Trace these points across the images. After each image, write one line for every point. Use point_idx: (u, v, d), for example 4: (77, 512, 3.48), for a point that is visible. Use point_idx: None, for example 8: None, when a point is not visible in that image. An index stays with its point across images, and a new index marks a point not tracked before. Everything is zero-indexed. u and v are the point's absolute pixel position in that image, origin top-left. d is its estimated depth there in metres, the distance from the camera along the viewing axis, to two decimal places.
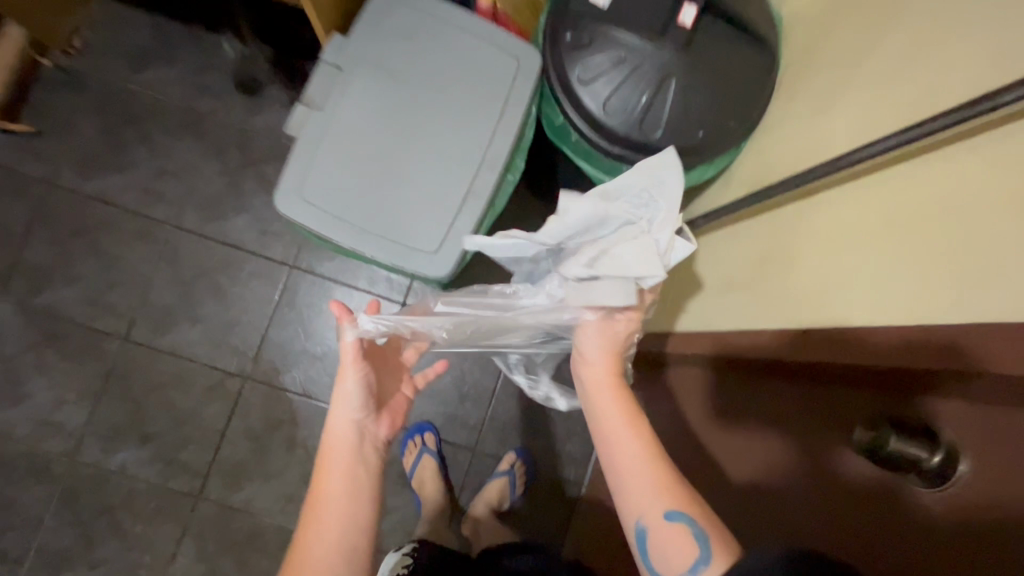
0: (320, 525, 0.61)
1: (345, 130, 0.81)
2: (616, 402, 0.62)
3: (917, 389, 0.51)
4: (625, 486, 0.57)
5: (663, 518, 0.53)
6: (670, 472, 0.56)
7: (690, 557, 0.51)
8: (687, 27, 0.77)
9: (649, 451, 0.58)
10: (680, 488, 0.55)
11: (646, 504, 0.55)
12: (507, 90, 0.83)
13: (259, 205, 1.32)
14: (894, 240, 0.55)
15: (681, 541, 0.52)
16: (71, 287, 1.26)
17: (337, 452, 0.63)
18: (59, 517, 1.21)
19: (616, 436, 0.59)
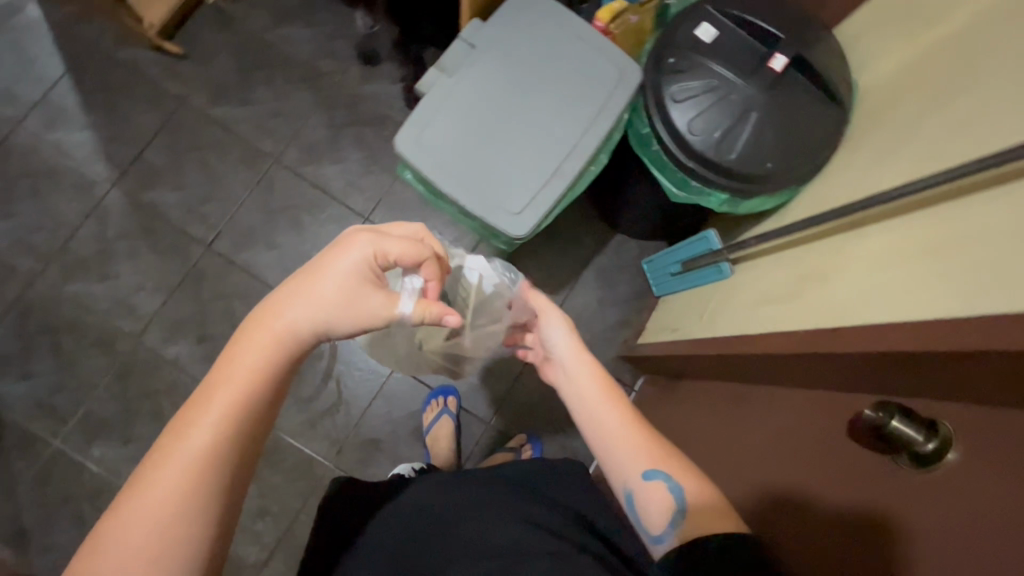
0: (196, 427, 0.51)
1: (467, 97, 0.94)
2: (595, 386, 0.70)
3: (917, 384, 0.59)
4: (614, 458, 0.64)
5: (642, 478, 0.62)
6: (652, 438, 0.65)
7: (669, 505, 0.59)
8: (776, 72, 0.90)
9: (625, 414, 0.66)
10: (660, 448, 0.63)
11: (625, 469, 0.63)
12: (609, 93, 0.96)
13: (351, 160, 1.48)
14: (931, 267, 0.64)
15: (660, 494, 0.60)
16: (175, 191, 1.42)
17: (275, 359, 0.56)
18: (110, 389, 1.33)
19: (594, 407, 0.68)
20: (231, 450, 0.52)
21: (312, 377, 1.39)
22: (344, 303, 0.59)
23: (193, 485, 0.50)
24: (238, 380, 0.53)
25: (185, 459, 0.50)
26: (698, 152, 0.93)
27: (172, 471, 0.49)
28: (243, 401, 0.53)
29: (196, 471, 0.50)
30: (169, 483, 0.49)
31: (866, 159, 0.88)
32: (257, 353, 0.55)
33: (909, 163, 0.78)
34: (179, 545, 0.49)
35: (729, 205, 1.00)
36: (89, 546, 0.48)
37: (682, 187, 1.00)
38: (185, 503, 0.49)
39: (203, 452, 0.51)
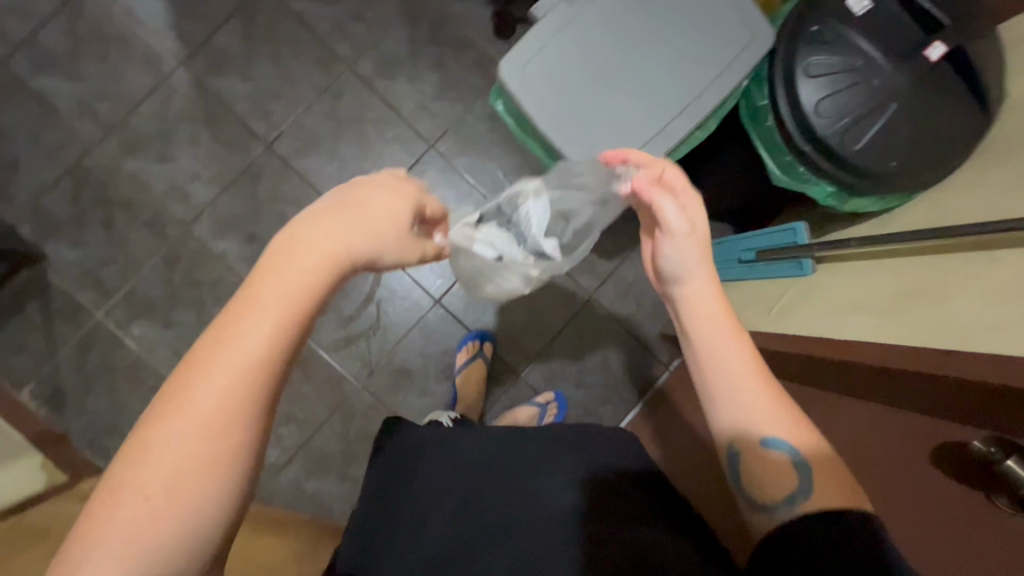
0: (212, 371, 0.43)
1: (583, 31, 0.86)
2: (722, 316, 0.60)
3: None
4: (736, 406, 0.57)
5: (762, 447, 0.56)
6: (779, 400, 0.57)
7: (792, 485, 0.54)
8: (930, 62, 0.81)
9: (752, 362, 0.58)
10: (789, 413, 0.56)
11: (742, 432, 0.57)
12: (735, 53, 0.87)
13: (426, 81, 1.40)
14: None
15: (781, 465, 0.55)
16: (244, 82, 1.36)
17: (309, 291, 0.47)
18: (156, 272, 1.33)
19: (718, 345, 0.59)
20: (251, 398, 0.44)
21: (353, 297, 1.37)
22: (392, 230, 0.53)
23: (233, 403, 0.43)
24: (270, 308, 0.45)
25: (202, 408, 0.42)
26: (817, 136, 0.85)
27: (204, 397, 0.42)
28: (290, 315, 0.45)
29: (230, 397, 0.43)
30: (202, 409, 0.42)
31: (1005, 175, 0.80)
32: (302, 263, 0.47)
33: None
34: (208, 477, 0.42)
35: (834, 200, 0.93)
36: (115, 462, 0.41)
37: (787, 172, 0.93)
38: (225, 420, 0.42)
39: (247, 366, 0.43)
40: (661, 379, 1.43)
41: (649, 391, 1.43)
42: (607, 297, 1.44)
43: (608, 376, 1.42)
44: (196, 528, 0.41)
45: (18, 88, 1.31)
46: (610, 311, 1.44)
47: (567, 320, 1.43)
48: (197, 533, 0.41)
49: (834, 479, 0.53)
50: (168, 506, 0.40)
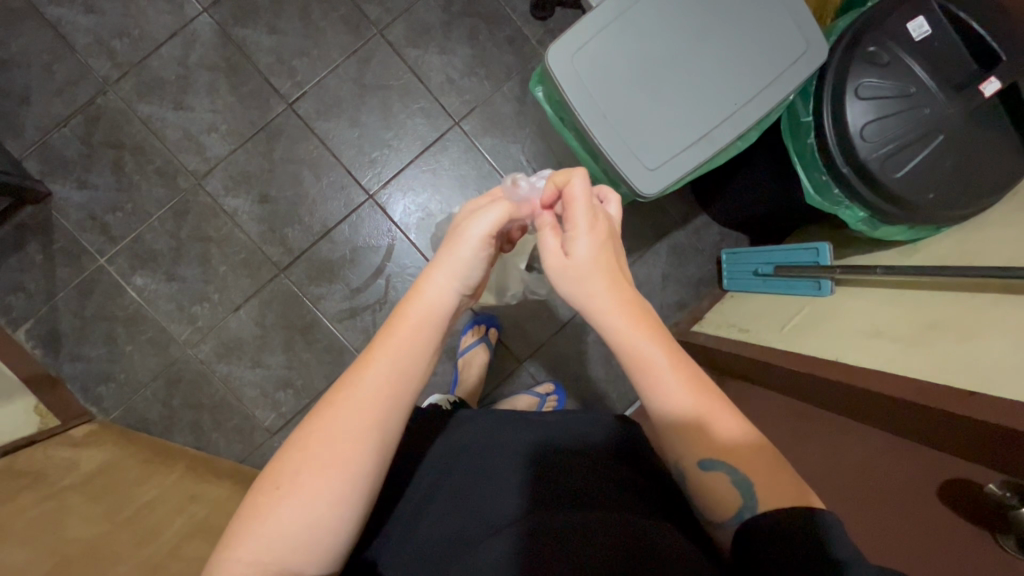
0: (339, 405, 0.53)
1: (635, 25, 0.84)
2: (645, 330, 0.59)
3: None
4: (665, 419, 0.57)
5: (699, 467, 0.56)
6: (709, 418, 0.56)
7: (736, 501, 0.54)
8: (983, 97, 0.79)
9: (686, 383, 0.57)
10: (727, 429, 0.56)
11: (680, 453, 0.57)
12: (786, 66, 0.85)
13: (459, 54, 1.36)
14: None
15: (721, 485, 0.55)
16: (270, 35, 1.31)
17: (419, 319, 0.57)
18: (163, 223, 1.30)
19: (651, 366, 0.57)
20: (368, 425, 0.52)
21: (362, 269, 1.34)
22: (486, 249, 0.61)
23: (362, 422, 0.52)
24: (390, 353, 0.55)
25: (327, 436, 0.51)
26: (859, 160, 0.84)
27: (329, 427, 0.52)
28: (413, 354, 0.56)
29: (352, 426, 0.52)
30: (327, 435, 0.51)
31: None
32: (423, 308, 0.58)
33: None
34: (328, 487, 0.50)
35: (865, 225, 0.92)
36: (272, 463, 0.52)
37: (821, 191, 0.92)
38: (355, 436, 0.52)
39: (375, 392, 0.53)
40: None
41: None
42: None
43: (609, 372, 1.43)
44: (322, 525, 0.50)
45: (33, 16, 1.25)
46: None
47: (574, 313, 1.42)
48: (315, 537, 0.50)
49: (773, 480, 0.53)
50: (298, 508, 0.49)
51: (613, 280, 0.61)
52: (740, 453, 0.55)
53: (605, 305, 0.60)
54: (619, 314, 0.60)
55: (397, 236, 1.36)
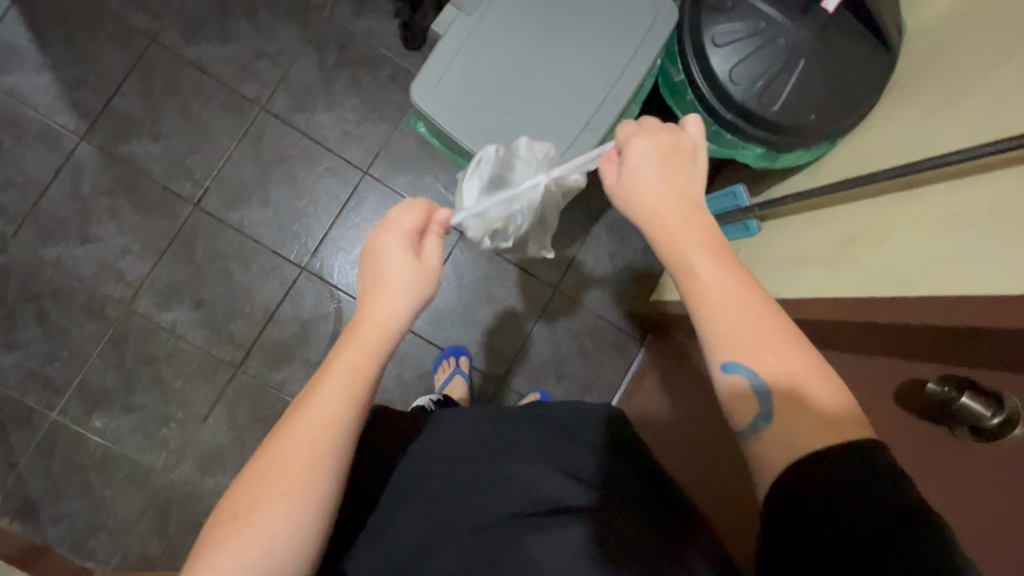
0: (291, 431, 0.52)
1: (488, 39, 0.84)
2: (704, 241, 0.54)
3: (964, 341, 0.58)
4: (708, 325, 0.52)
5: (721, 372, 0.51)
6: (767, 332, 0.51)
7: (752, 410, 0.50)
8: (828, 13, 0.82)
9: (741, 286, 0.52)
10: (798, 358, 0.50)
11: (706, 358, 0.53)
12: (644, 33, 0.86)
13: (347, 106, 1.36)
14: (998, 232, 0.60)
15: (740, 392, 0.50)
16: (155, 142, 1.29)
17: (358, 338, 0.57)
18: (105, 358, 1.27)
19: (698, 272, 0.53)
20: (319, 453, 0.52)
21: (318, 341, 1.33)
22: (416, 300, 0.62)
23: (308, 458, 0.51)
24: (336, 383, 0.55)
25: (278, 463, 0.51)
26: (738, 103, 0.87)
27: (283, 453, 0.51)
28: (356, 389, 0.55)
29: (304, 455, 0.52)
30: (279, 461, 0.51)
31: (921, 107, 0.82)
32: (363, 341, 0.57)
33: (971, 109, 0.72)
34: (282, 516, 0.50)
35: (764, 159, 0.95)
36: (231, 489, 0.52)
37: (716, 140, 0.94)
38: (302, 470, 0.51)
39: (323, 419, 0.53)
40: (638, 357, 1.44)
41: (629, 370, 1.44)
42: (571, 287, 1.44)
43: (587, 364, 1.44)
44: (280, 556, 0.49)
45: None
46: (576, 301, 1.45)
47: (537, 317, 1.43)
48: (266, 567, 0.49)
49: (814, 416, 0.48)
50: (254, 540, 0.48)
51: (679, 207, 0.56)
52: (779, 381, 0.49)
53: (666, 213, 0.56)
54: (694, 233, 0.55)
55: (344, 299, 1.35)
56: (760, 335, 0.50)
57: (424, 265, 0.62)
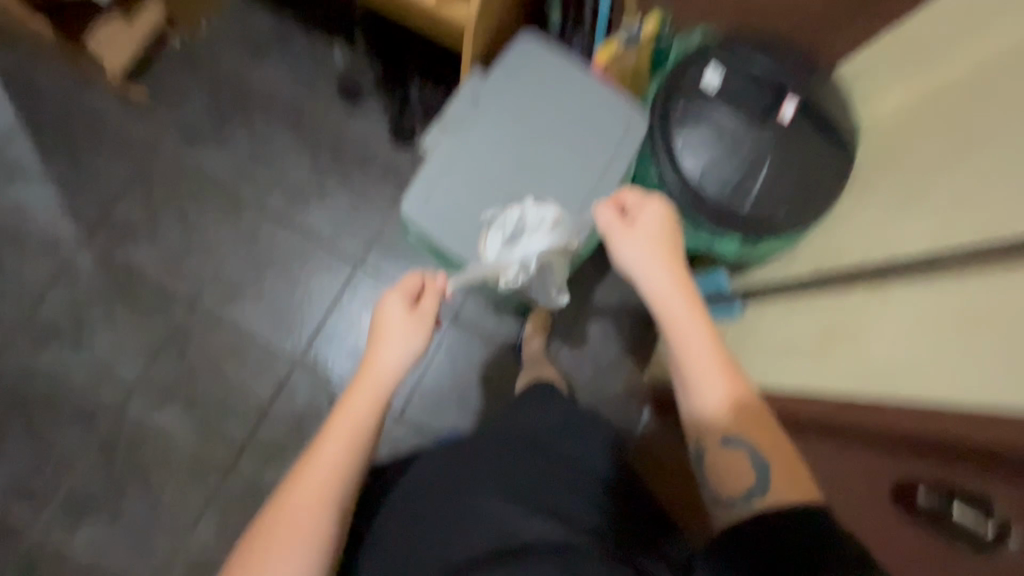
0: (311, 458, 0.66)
1: (472, 158, 0.90)
2: (693, 315, 0.65)
3: (957, 453, 0.57)
4: (697, 391, 0.63)
5: (723, 443, 0.62)
6: (743, 401, 0.62)
7: (749, 481, 0.60)
8: (785, 124, 0.92)
9: (718, 355, 0.63)
10: (765, 426, 0.62)
11: (706, 430, 0.63)
12: (617, 144, 0.93)
13: (340, 202, 1.41)
14: (969, 328, 0.61)
15: (740, 463, 0.61)
16: (152, 247, 1.33)
17: (364, 382, 0.71)
18: (93, 466, 1.24)
19: (687, 349, 0.64)
20: (329, 475, 0.65)
21: (311, 436, 1.31)
22: (413, 341, 0.75)
23: (321, 480, 0.64)
24: (343, 420, 0.68)
25: (303, 484, 0.64)
26: (709, 204, 0.92)
27: (303, 478, 0.65)
28: (356, 423, 0.68)
29: (319, 480, 0.64)
30: (302, 484, 0.64)
31: (889, 204, 0.86)
32: (364, 387, 0.70)
33: (932, 206, 0.76)
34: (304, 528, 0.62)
35: (740, 250, 0.99)
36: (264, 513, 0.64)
37: (692, 236, 1.00)
38: (316, 490, 0.64)
39: (333, 448, 0.66)
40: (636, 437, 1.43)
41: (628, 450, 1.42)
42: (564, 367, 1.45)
43: None
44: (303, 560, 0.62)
45: None
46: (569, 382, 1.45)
47: None
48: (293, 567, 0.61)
49: (785, 467, 0.59)
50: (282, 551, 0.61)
51: (675, 281, 0.67)
52: (759, 438, 0.61)
53: (661, 290, 0.66)
54: (682, 305, 0.66)
55: (338, 391, 1.34)
56: (740, 408, 0.62)
57: (419, 317, 0.77)
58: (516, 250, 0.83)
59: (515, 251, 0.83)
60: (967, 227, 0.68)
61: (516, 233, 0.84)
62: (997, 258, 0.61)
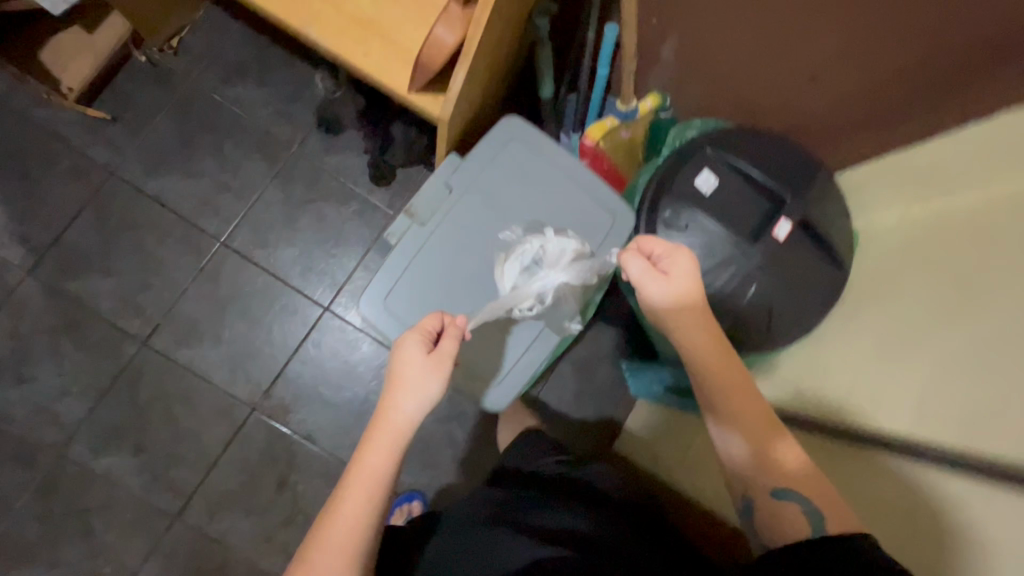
0: (339, 510, 0.62)
1: (443, 251, 0.83)
2: (732, 367, 0.65)
3: None
4: (737, 439, 0.64)
5: (772, 494, 0.62)
6: (782, 450, 0.63)
7: (801, 531, 0.59)
8: (778, 241, 0.84)
9: (760, 411, 0.65)
10: (806, 474, 0.62)
11: (752, 482, 0.63)
12: (599, 244, 0.86)
13: (310, 241, 1.33)
14: (978, 537, 0.59)
15: (788, 513, 0.61)
16: (106, 278, 1.26)
17: (385, 429, 0.64)
18: (30, 508, 1.19)
19: (732, 400, 0.64)
20: (355, 530, 0.62)
21: (264, 488, 1.25)
22: (433, 377, 0.64)
23: (348, 538, 0.61)
24: (361, 475, 0.63)
25: (331, 543, 0.61)
26: None
27: (331, 538, 0.61)
28: (376, 474, 0.63)
29: (344, 536, 0.61)
30: (328, 546, 0.61)
31: (873, 345, 0.82)
32: (382, 438, 0.64)
33: (922, 367, 0.72)
34: None
35: None
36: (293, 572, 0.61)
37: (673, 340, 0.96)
38: (344, 547, 0.61)
39: (357, 505, 0.62)
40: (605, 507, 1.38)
41: None
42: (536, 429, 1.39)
43: None
44: None
45: None
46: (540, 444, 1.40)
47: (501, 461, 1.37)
48: None
49: (830, 509, 0.59)
50: None
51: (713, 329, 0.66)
52: (800, 483, 0.61)
53: (700, 349, 0.65)
54: (721, 361, 0.65)
55: (295, 441, 1.27)
56: (778, 454, 0.63)
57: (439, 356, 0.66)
58: (537, 281, 0.75)
59: (535, 283, 0.75)
60: (953, 415, 0.65)
61: (535, 264, 0.77)
62: (1012, 476, 0.57)
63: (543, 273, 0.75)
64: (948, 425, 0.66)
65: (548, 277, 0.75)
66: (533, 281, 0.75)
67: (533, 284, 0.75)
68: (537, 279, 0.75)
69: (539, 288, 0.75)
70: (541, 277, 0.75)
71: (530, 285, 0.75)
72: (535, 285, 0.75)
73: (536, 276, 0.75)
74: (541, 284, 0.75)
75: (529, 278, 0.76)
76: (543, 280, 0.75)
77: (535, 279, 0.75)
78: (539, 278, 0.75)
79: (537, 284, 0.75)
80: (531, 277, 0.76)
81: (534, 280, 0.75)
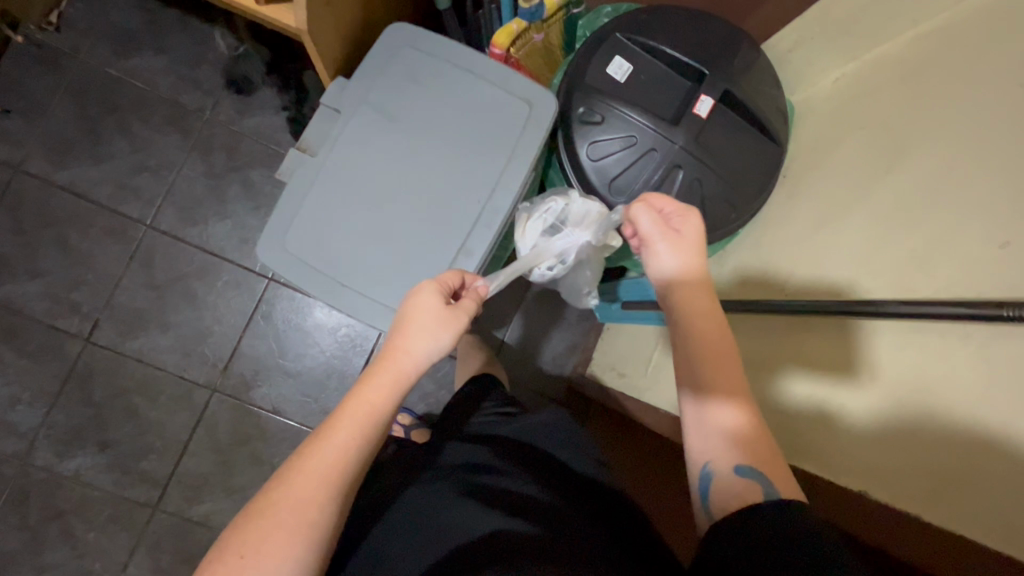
0: (324, 444, 0.52)
1: (341, 176, 0.77)
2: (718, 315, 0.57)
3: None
4: (717, 391, 0.53)
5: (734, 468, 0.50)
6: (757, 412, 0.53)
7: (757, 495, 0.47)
8: (702, 117, 0.78)
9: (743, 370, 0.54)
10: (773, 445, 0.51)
11: (712, 446, 0.52)
12: (513, 143, 0.77)
13: (241, 212, 1.27)
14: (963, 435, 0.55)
15: (729, 479, 0.50)
16: (34, 280, 1.21)
17: (393, 363, 0.56)
18: (7, 519, 1.18)
19: (713, 354, 0.55)
20: (337, 474, 0.51)
21: (239, 467, 1.23)
22: (447, 323, 0.58)
23: (330, 480, 0.50)
24: (357, 411, 0.54)
25: (300, 488, 0.49)
26: None
27: (309, 476, 0.50)
28: (377, 417, 0.54)
29: (325, 481, 0.50)
30: (308, 485, 0.50)
31: (810, 214, 0.78)
32: (384, 376, 0.55)
33: (863, 219, 0.68)
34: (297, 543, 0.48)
35: None
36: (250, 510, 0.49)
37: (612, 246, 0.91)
38: (317, 497, 0.49)
39: (337, 453, 0.51)
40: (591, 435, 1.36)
41: None
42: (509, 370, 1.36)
43: None
44: None
45: None
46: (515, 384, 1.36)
47: None
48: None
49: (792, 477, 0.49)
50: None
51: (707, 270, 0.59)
52: (768, 454, 0.50)
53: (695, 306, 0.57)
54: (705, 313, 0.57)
55: (261, 416, 1.25)
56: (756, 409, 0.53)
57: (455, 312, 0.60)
58: (561, 239, 0.74)
59: (558, 241, 0.74)
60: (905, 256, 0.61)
61: (558, 223, 0.76)
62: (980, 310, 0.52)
63: (567, 230, 0.75)
64: (893, 269, 0.62)
65: (572, 234, 0.74)
66: (556, 239, 0.75)
67: (557, 238, 0.74)
68: (563, 236, 0.74)
69: (563, 243, 0.74)
70: (568, 233, 0.74)
71: (555, 240, 0.74)
72: (558, 243, 0.74)
73: (562, 231, 0.74)
74: (564, 242, 0.74)
75: (553, 234, 0.75)
76: (566, 236, 0.74)
77: (561, 234, 0.75)
78: (563, 234, 0.75)
79: (561, 240, 0.74)
80: (551, 233, 0.76)
81: (559, 234, 0.75)
